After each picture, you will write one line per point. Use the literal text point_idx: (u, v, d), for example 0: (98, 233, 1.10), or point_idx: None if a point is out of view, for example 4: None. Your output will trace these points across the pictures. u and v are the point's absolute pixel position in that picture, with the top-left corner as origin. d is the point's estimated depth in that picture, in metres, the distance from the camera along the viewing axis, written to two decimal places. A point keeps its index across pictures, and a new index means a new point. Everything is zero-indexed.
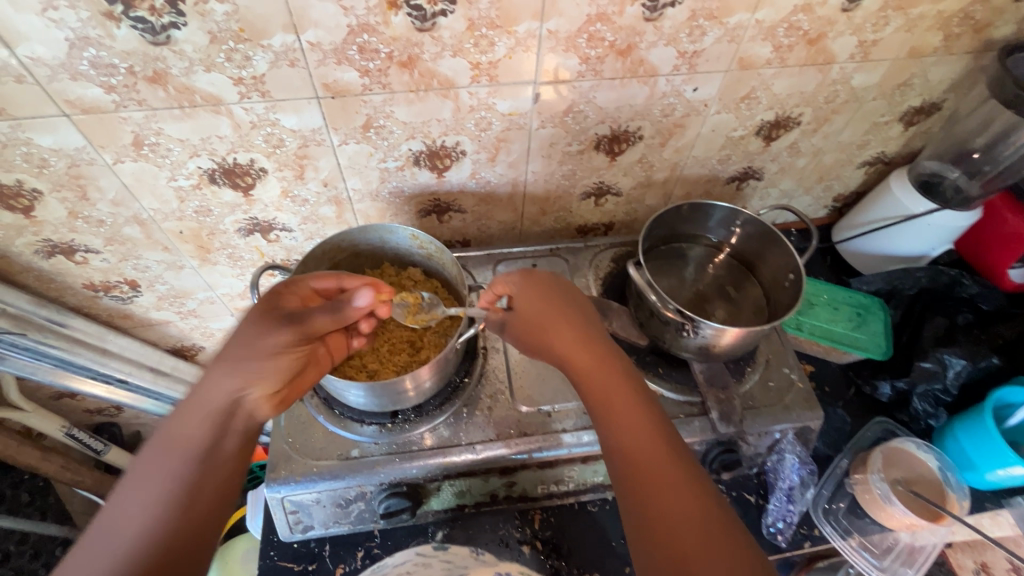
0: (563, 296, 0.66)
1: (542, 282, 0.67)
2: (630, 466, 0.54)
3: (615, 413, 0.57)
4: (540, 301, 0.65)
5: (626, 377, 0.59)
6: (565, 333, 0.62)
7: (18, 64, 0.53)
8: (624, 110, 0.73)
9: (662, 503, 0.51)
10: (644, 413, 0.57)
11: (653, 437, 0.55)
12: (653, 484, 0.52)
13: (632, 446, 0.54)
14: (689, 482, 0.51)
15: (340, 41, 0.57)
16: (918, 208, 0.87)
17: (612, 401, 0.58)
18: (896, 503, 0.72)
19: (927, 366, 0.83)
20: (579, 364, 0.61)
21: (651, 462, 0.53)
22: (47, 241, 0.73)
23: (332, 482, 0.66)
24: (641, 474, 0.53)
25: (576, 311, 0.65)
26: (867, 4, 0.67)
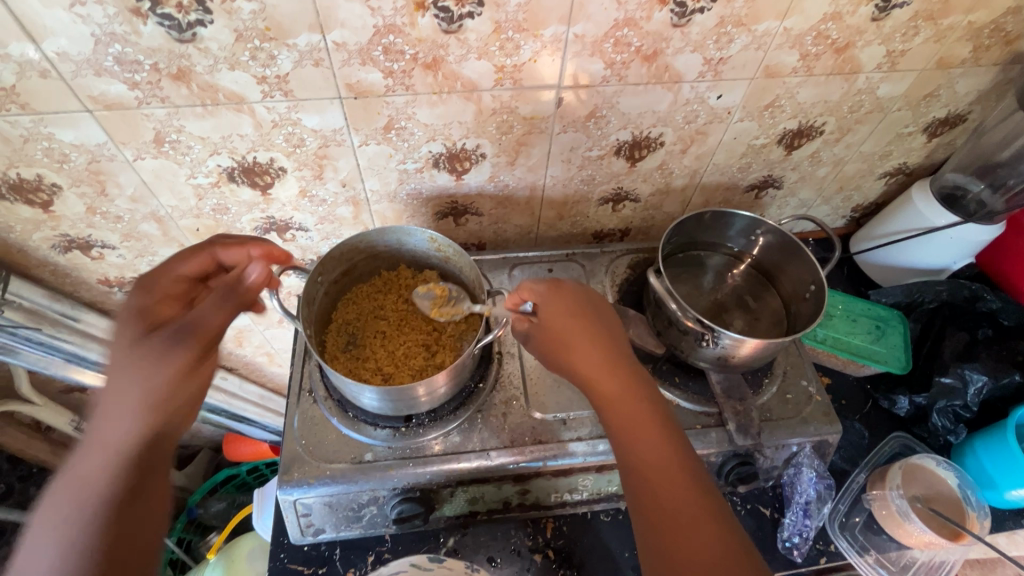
0: (587, 310, 0.64)
1: (565, 293, 0.65)
2: (650, 498, 0.53)
3: (638, 441, 0.56)
4: (564, 315, 0.63)
5: (650, 404, 0.58)
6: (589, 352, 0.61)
7: (42, 59, 0.53)
8: (647, 116, 0.73)
9: (687, 541, 0.50)
10: (667, 442, 0.56)
11: (677, 470, 0.54)
12: (677, 518, 0.51)
13: (655, 478, 0.53)
14: (714, 521, 0.51)
15: (365, 41, 0.57)
16: (939, 220, 0.86)
17: (634, 427, 0.57)
18: (914, 521, 0.71)
19: (948, 381, 0.82)
20: (601, 386, 0.59)
21: (676, 496, 0.52)
22: (64, 236, 0.72)
23: (345, 486, 0.65)
24: (664, 508, 0.52)
25: (600, 327, 0.63)
26: (898, 14, 0.66)
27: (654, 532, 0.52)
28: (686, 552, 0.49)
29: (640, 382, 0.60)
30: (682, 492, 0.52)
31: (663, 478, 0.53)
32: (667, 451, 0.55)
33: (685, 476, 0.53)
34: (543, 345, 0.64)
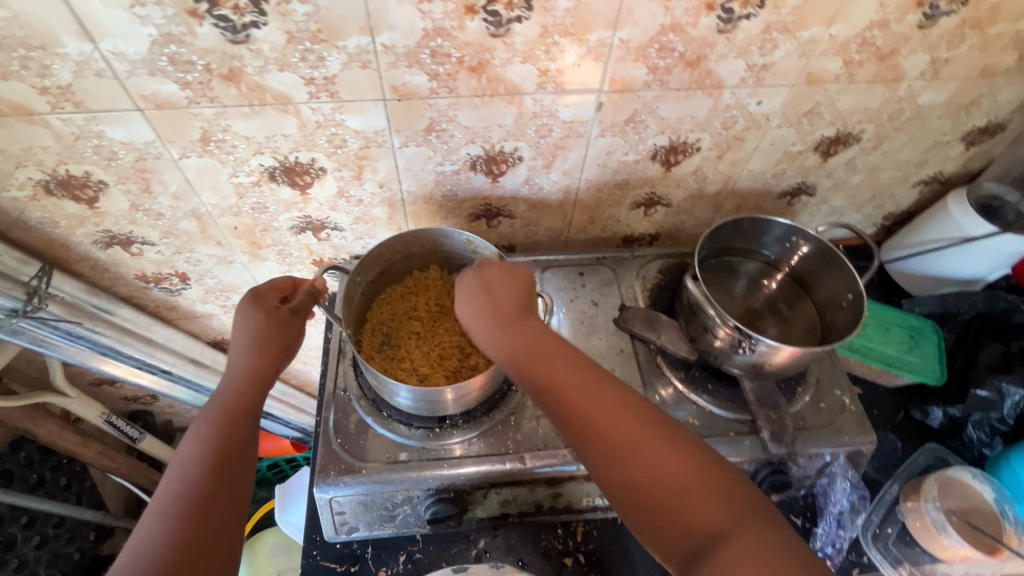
0: (497, 287, 0.65)
1: (475, 278, 0.66)
2: (606, 457, 0.52)
3: (575, 404, 0.55)
4: (478, 305, 0.64)
5: (576, 362, 0.58)
6: (510, 330, 0.61)
7: (100, 58, 0.54)
8: (686, 122, 0.72)
9: (655, 482, 0.50)
10: (608, 395, 0.55)
11: (626, 416, 0.53)
12: (637, 466, 0.51)
13: (604, 433, 0.53)
14: (676, 450, 0.51)
15: (413, 44, 0.57)
16: (977, 229, 0.84)
17: (569, 391, 0.56)
18: (951, 533, 0.71)
19: (983, 394, 0.81)
20: (527, 361, 0.59)
21: (631, 445, 0.51)
22: (106, 232, 0.73)
23: (381, 485, 0.66)
24: (623, 461, 0.51)
25: (513, 300, 0.64)
26: (945, 21, 0.65)
27: (622, 487, 0.51)
28: (656, 494, 0.49)
29: (562, 345, 0.60)
30: (635, 437, 0.52)
31: (611, 432, 0.52)
32: (607, 402, 0.54)
33: (634, 420, 0.53)
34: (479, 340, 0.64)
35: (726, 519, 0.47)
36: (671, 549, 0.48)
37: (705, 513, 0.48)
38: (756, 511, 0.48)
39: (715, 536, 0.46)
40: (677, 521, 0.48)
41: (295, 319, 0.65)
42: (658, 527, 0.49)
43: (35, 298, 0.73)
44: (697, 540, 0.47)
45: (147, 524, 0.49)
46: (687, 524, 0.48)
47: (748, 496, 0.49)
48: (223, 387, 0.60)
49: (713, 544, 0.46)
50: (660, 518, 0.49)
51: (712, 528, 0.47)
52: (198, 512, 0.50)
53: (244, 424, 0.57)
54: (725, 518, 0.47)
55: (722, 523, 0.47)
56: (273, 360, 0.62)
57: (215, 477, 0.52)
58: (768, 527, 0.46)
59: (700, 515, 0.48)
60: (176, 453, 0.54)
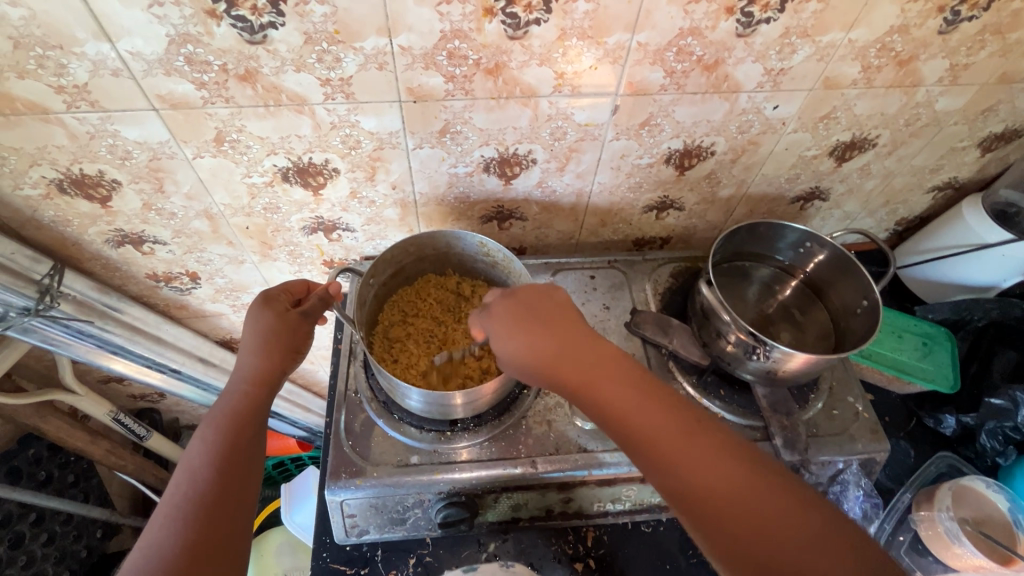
0: (549, 314, 0.61)
1: (516, 307, 0.62)
2: (688, 489, 0.50)
3: (656, 438, 0.52)
4: (524, 323, 0.61)
5: (648, 390, 0.55)
6: (572, 358, 0.58)
7: (116, 58, 0.53)
8: (701, 126, 0.72)
9: (752, 522, 0.48)
10: (689, 426, 0.52)
11: (713, 450, 0.51)
12: (730, 504, 0.48)
13: (692, 470, 0.50)
14: (767, 485, 0.49)
15: (431, 46, 0.57)
16: (991, 237, 0.84)
17: (647, 424, 0.53)
18: (965, 543, 0.70)
19: (998, 403, 0.80)
20: (597, 392, 0.56)
21: (723, 481, 0.49)
22: (118, 231, 0.73)
23: (392, 488, 0.65)
24: (714, 501, 0.49)
25: (569, 327, 0.60)
26: (965, 27, 0.65)
27: (715, 528, 0.48)
28: (754, 534, 0.47)
29: (628, 370, 0.57)
30: (715, 462, 0.50)
31: (700, 469, 0.50)
32: (690, 435, 0.52)
33: (722, 454, 0.51)
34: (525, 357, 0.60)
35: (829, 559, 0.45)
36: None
37: (808, 553, 0.46)
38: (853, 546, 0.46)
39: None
40: (781, 563, 0.46)
41: (305, 321, 0.65)
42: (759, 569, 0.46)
43: (46, 297, 0.73)
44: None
45: (154, 524, 0.49)
46: (789, 566, 0.46)
47: (841, 530, 0.48)
48: (229, 387, 0.60)
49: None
50: (760, 560, 0.47)
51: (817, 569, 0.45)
52: (206, 513, 0.49)
53: (250, 425, 0.57)
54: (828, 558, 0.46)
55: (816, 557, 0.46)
56: (280, 361, 0.62)
57: (223, 479, 0.52)
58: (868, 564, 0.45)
59: (804, 557, 0.46)
60: (184, 454, 0.54)
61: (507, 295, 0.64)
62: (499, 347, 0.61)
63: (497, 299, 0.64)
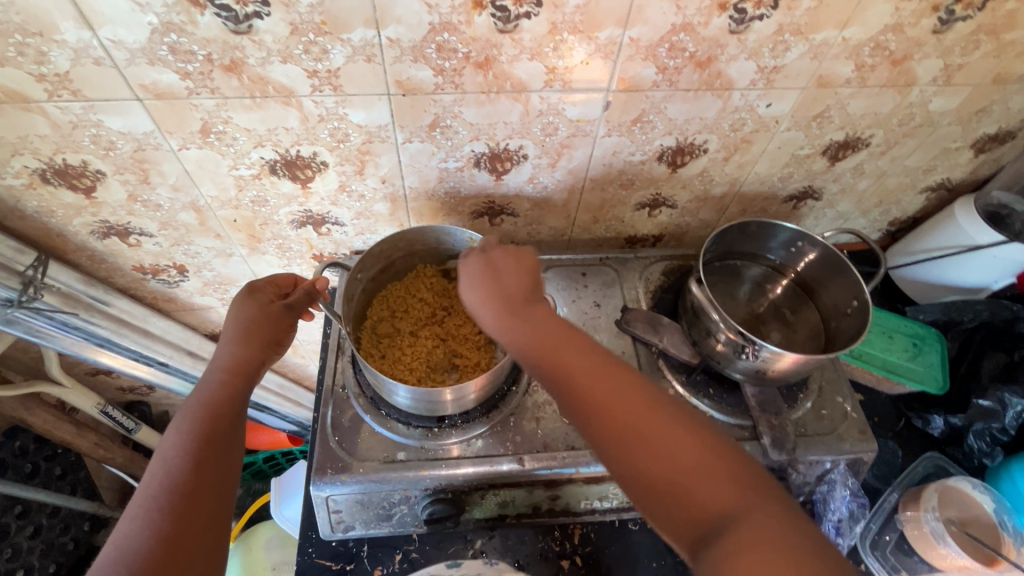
0: (505, 275, 0.63)
1: (474, 268, 0.64)
2: (612, 437, 0.50)
3: (584, 387, 0.53)
4: (477, 285, 0.63)
5: (587, 348, 0.56)
6: (517, 313, 0.60)
7: (98, 46, 0.52)
8: (694, 123, 0.71)
9: (673, 474, 0.47)
10: (619, 380, 0.53)
11: (636, 402, 0.51)
12: (646, 450, 0.48)
13: (612, 417, 0.51)
14: (688, 434, 0.49)
15: (419, 38, 0.56)
16: (982, 238, 0.84)
17: (578, 375, 0.54)
18: (949, 543, 0.70)
19: (985, 404, 0.80)
20: (534, 347, 0.57)
21: (641, 428, 0.49)
22: (103, 222, 0.72)
23: (378, 485, 0.65)
24: (628, 444, 0.49)
25: (522, 289, 0.62)
26: (960, 27, 0.64)
27: (630, 472, 0.49)
28: (665, 478, 0.47)
29: (572, 331, 0.58)
30: (639, 415, 0.50)
31: (618, 416, 0.51)
32: (617, 387, 0.52)
33: (646, 405, 0.51)
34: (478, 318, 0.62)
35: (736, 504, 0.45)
36: (679, 534, 0.46)
37: (719, 498, 0.45)
38: (769, 496, 0.45)
39: (723, 521, 0.44)
40: (686, 505, 0.46)
41: (289, 315, 0.65)
42: (666, 510, 0.47)
43: (30, 289, 0.72)
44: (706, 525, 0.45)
45: (129, 517, 0.48)
46: (694, 508, 0.45)
47: (769, 487, 0.46)
48: (205, 378, 0.59)
49: (721, 529, 0.44)
50: (669, 502, 0.47)
51: (723, 512, 0.45)
52: (182, 505, 0.49)
53: (229, 417, 0.56)
54: (738, 502, 0.45)
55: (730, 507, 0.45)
56: (261, 353, 0.61)
57: (199, 471, 0.51)
58: (784, 515, 0.44)
59: (712, 500, 0.45)
60: (158, 445, 0.53)
61: (483, 249, 0.66)
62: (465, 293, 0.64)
63: (468, 257, 0.66)
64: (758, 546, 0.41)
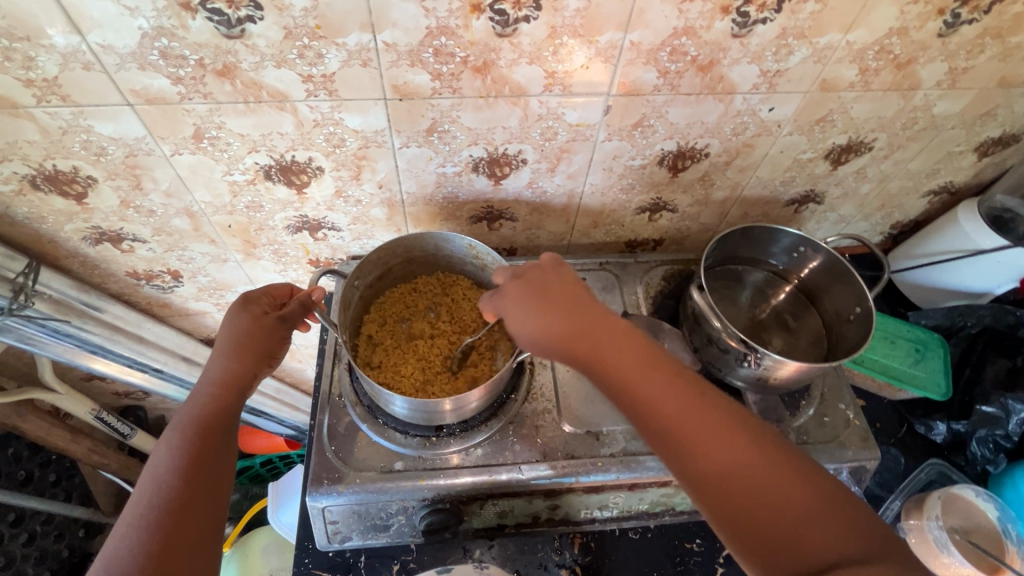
0: (567, 294, 0.58)
1: (532, 283, 0.59)
2: (704, 467, 0.48)
3: (674, 416, 0.50)
4: (536, 297, 0.58)
5: (667, 370, 0.53)
6: (589, 335, 0.55)
7: (87, 51, 0.51)
8: (695, 127, 0.70)
9: (772, 509, 0.46)
10: (711, 408, 0.51)
11: (727, 430, 0.49)
12: (745, 484, 0.47)
13: (708, 449, 0.49)
14: (777, 463, 0.48)
15: (416, 43, 0.55)
16: (986, 242, 0.83)
17: (665, 403, 0.51)
18: (953, 552, 0.70)
19: (989, 410, 0.80)
20: (609, 363, 0.54)
21: (739, 460, 0.48)
22: (95, 228, 0.71)
23: (376, 494, 0.64)
24: (722, 477, 0.48)
25: (590, 302, 0.58)
26: (965, 30, 0.63)
27: (726, 506, 0.47)
28: (768, 514, 0.46)
29: (646, 348, 0.55)
30: (729, 444, 0.49)
31: (707, 445, 0.49)
32: (711, 415, 0.50)
33: (742, 436, 0.49)
34: (534, 334, 0.57)
35: (845, 541, 0.44)
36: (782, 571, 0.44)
37: (818, 534, 0.44)
38: (873, 533, 0.45)
39: (835, 559, 0.43)
40: (791, 542, 0.44)
41: (282, 327, 0.64)
42: (767, 547, 0.45)
43: (21, 296, 0.71)
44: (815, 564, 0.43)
45: (117, 535, 0.46)
46: (802, 545, 0.44)
47: (859, 514, 0.46)
48: (196, 390, 0.58)
49: (832, 565, 0.43)
50: (770, 537, 0.45)
51: (830, 547, 0.44)
52: (172, 523, 0.47)
53: (220, 431, 0.55)
54: (847, 540, 0.44)
55: (832, 540, 0.44)
56: (253, 367, 0.60)
57: (190, 488, 0.50)
58: (892, 554, 0.43)
59: (817, 535, 0.44)
60: (148, 462, 0.52)
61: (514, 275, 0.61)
62: (513, 325, 0.59)
63: (504, 280, 0.63)
64: None
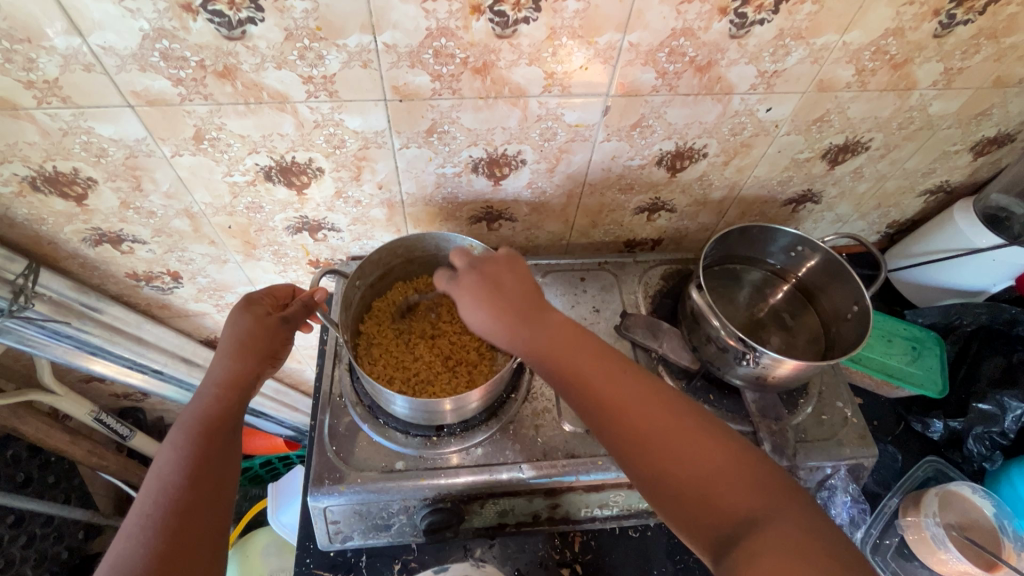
0: (515, 286, 0.62)
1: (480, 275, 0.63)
2: (628, 436, 0.50)
3: (604, 391, 0.53)
4: (478, 289, 0.62)
5: (598, 350, 0.56)
6: (531, 317, 0.59)
7: (88, 53, 0.51)
8: (694, 127, 0.71)
9: (688, 474, 0.47)
10: (633, 382, 0.53)
11: (649, 401, 0.51)
12: (665, 451, 0.48)
13: (631, 419, 0.50)
14: (697, 432, 0.49)
15: (416, 44, 0.55)
16: (982, 241, 0.83)
17: (595, 378, 0.53)
18: (950, 548, 0.70)
19: (985, 408, 0.81)
20: (545, 343, 0.57)
21: (658, 430, 0.49)
22: (95, 229, 0.71)
23: (377, 494, 0.64)
24: (644, 447, 0.49)
25: (528, 290, 0.61)
26: (961, 31, 0.64)
27: (652, 476, 0.48)
28: (684, 479, 0.47)
29: (580, 330, 0.58)
30: (649, 414, 0.50)
31: (632, 418, 0.50)
32: (634, 388, 0.52)
33: (663, 407, 0.51)
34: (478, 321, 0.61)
35: (759, 502, 0.44)
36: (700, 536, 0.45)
37: (735, 499, 0.45)
38: (789, 495, 0.45)
39: (749, 520, 0.44)
40: (708, 505, 0.45)
41: (286, 328, 0.64)
42: (687, 513, 0.46)
43: (20, 298, 0.71)
44: (728, 526, 0.44)
45: (123, 535, 0.47)
46: (719, 509, 0.45)
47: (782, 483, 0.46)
48: (198, 391, 0.58)
49: (745, 527, 0.43)
50: (688, 501, 0.46)
51: (745, 510, 0.44)
52: (179, 522, 0.48)
53: (225, 431, 0.55)
54: (761, 502, 0.44)
55: (745, 503, 0.45)
56: (257, 367, 0.61)
57: (195, 487, 0.50)
58: (807, 517, 0.44)
59: (732, 500, 0.45)
60: (152, 462, 0.52)
61: (473, 269, 0.64)
62: (468, 316, 0.62)
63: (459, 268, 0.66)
64: (781, 545, 0.41)
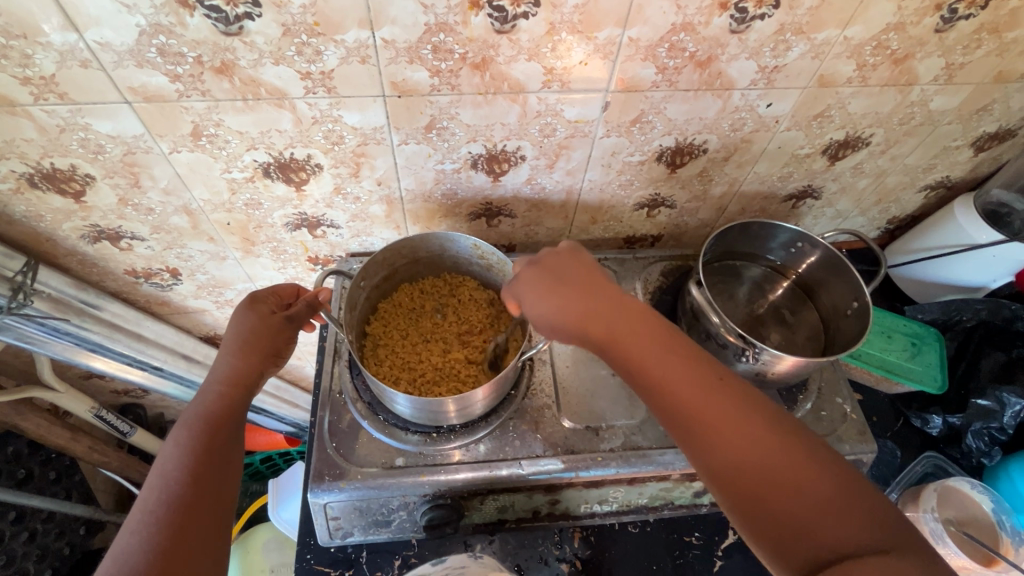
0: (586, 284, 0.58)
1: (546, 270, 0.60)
2: (715, 450, 0.48)
3: (689, 401, 0.50)
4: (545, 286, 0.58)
5: (684, 355, 0.53)
6: (606, 317, 0.56)
7: (84, 48, 0.51)
8: (694, 123, 0.70)
9: (782, 497, 0.45)
10: (724, 393, 0.50)
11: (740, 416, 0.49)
12: (754, 470, 0.46)
13: (720, 434, 0.48)
14: (790, 453, 0.46)
15: (415, 39, 0.55)
16: (982, 237, 0.83)
17: (680, 391, 0.51)
18: (948, 544, 0.70)
19: (984, 404, 0.81)
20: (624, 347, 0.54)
21: (749, 448, 0.47)
22: (93, 226, 0.71)
23: (377, 490, 0.64)
24: (733, 463, 0.47)
25: (602, 287, 0.58)
26: (962, 25, 0.64)
27: (737, 493, 0.47)
28: (777, 502, 0.45)
29: (663, 331, 0.55)
30: (740, 430, 0.48)
31: (723, 434, 0.48)
32: (723, 399, 0.50)
33: (755, 422, 0.48)
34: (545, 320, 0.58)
35: (859, 533, 0.42)
36: (790, 559, 0.44)
37: (832, 526, 0.43)
38: (891, 527, 0.43)
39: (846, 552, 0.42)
40: (804, 532, 0.44)
41: (289, 327, 0.64)
42: (782, 540, 0.44)
43: (19, 295, 0.71)
44: (823, 552, 0.43)
45: (126, 531, 0.47)
46: (814, 537, 0.43)
47: (881, 510, 0.44)
48: (202, 388, 0.58)
49: (843, 559, 0.42)
50: (782, 525, 0.45)
51: (844, 542, 0.42)
52: (181, 520, 0.48)
53: (227, 428, 0.55)
54: (862, 529, 0.43)
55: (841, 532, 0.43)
56: (259, 365, 0.60)
57: (197, 485, 0.50)
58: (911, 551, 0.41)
59: (830, 528, 0.43)
60: (155, 458, 0.52)
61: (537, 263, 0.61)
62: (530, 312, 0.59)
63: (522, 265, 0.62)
64: None
